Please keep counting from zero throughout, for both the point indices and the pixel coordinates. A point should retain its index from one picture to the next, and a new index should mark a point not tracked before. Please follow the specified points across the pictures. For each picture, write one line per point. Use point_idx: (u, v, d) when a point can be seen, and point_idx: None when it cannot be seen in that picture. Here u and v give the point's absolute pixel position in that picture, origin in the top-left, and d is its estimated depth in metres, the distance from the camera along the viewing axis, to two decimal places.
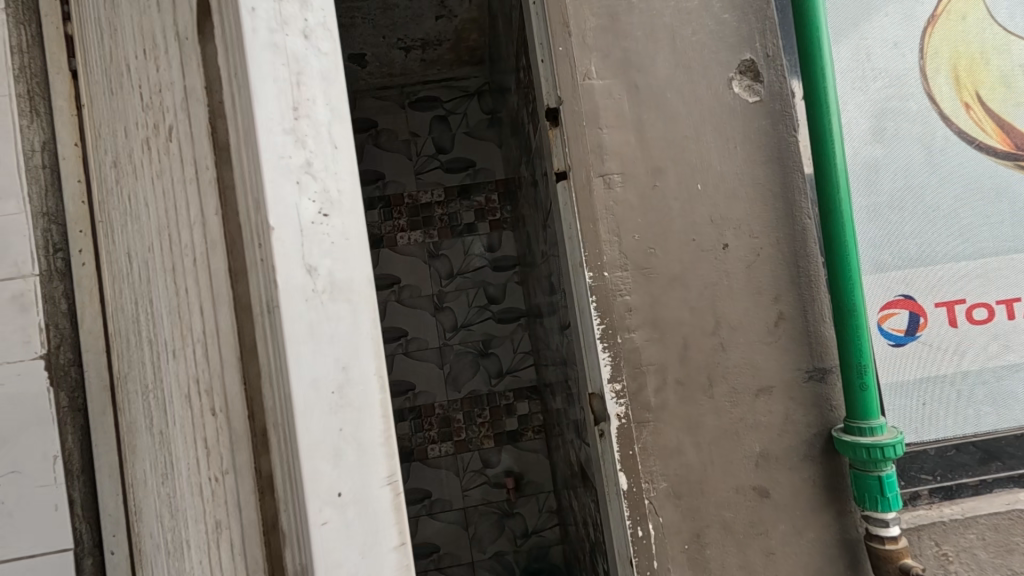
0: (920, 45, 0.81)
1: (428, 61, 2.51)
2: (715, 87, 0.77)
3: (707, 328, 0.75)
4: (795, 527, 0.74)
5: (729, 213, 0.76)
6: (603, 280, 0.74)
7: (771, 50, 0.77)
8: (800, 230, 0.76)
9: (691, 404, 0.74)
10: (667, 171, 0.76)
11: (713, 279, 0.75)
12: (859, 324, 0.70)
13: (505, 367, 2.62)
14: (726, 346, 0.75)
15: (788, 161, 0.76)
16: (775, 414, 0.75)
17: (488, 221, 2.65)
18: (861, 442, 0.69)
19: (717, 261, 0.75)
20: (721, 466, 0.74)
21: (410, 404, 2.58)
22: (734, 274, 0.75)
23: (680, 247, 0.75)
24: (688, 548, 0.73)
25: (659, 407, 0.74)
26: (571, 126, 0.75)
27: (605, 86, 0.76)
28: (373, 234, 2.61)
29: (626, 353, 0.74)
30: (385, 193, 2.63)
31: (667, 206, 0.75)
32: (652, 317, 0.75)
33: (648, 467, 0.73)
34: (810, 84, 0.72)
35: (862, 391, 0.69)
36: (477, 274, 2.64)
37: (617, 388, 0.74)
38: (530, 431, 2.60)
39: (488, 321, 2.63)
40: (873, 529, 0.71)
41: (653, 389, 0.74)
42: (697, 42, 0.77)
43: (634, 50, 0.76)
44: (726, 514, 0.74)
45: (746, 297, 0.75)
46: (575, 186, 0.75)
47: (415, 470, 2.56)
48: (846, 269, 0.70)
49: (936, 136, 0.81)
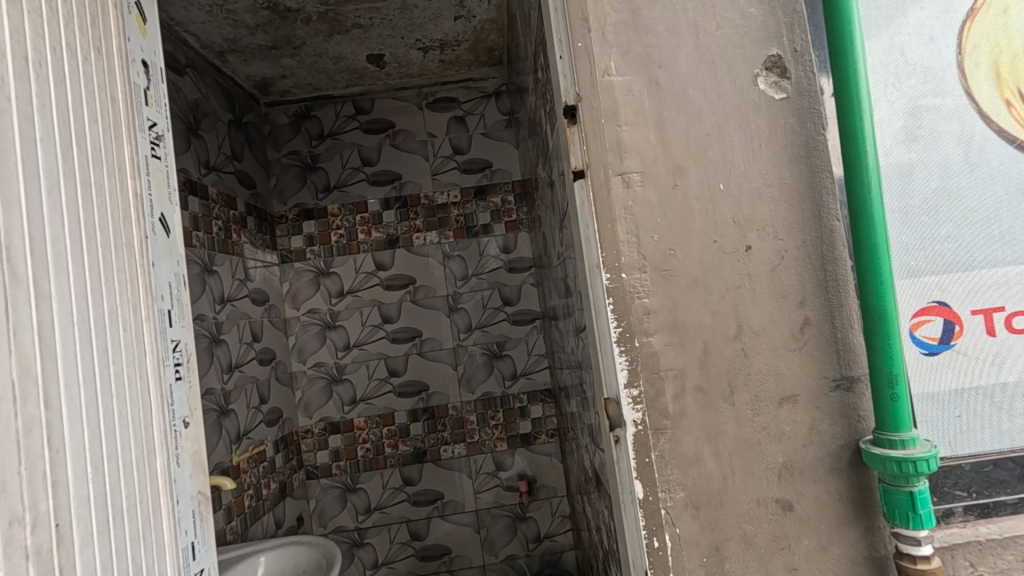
0: (958, 40, 0.78)
1: (446, 62, 2.51)
2: (740, 84, 0.74)
3: (728, 332, 0.72)
4: (819, 542, 0.71)
5: (753, 213, 0.73)
6: (621, 282, 0.72)
7: (799, 45, 0.74)
8: (827, 233, 0.73)
9: (711, 412, 0.72)
10: (689, 171, 0.73)
11: (735, 282, 0.73)
12: (891, 331, 0.66)
13: (519, 369, 2.60)
14: (748, 352, 0.72)
15: (815, 161, 0.73)
16: (800, 423, 0.72)
17: (504, 223, 2.64)
18: (891, 456, 0.65)
19: (739, 264, 0.73)
20: (743, 477, 0.71)
21: (424, 405, 2.57)
22: (757, 277, 0.73)
23: (701, 249, 0.73)
24: (707, 561, 0.71)
25: (677, 414, 0.71)
26: (590, 124, 0.73)
27: (625, 82, 0.74)
28: (389, 234, 2.62)
29: (644, 357, 0.72)
30: (402, 194, 2.63)
31: (688, 206, 0.73)
32: (671, 321, 0.72)
33: (665, 475, 0.71)
34: (840, 79, 0.68)
35: (893, 402, 0.66)
36: (492, 276, 2.62)
37: (634, 394, 0.71)
38: (543, 434, 2.58)
39: (503, 322, 2.61)
40: (904, 547, 0.67)
41: (671, 395, 0.72)
42: (721, 37, 0.74)
43: (655, 46, 0.74)
44: (746, 527, 0.71)
45: (770, 301, 0.72)
46: (594, 185, 0.73)
47: (427, 471, 2.55)
48: (876, 273, 0.67)
49: (974, 135, 0.77)
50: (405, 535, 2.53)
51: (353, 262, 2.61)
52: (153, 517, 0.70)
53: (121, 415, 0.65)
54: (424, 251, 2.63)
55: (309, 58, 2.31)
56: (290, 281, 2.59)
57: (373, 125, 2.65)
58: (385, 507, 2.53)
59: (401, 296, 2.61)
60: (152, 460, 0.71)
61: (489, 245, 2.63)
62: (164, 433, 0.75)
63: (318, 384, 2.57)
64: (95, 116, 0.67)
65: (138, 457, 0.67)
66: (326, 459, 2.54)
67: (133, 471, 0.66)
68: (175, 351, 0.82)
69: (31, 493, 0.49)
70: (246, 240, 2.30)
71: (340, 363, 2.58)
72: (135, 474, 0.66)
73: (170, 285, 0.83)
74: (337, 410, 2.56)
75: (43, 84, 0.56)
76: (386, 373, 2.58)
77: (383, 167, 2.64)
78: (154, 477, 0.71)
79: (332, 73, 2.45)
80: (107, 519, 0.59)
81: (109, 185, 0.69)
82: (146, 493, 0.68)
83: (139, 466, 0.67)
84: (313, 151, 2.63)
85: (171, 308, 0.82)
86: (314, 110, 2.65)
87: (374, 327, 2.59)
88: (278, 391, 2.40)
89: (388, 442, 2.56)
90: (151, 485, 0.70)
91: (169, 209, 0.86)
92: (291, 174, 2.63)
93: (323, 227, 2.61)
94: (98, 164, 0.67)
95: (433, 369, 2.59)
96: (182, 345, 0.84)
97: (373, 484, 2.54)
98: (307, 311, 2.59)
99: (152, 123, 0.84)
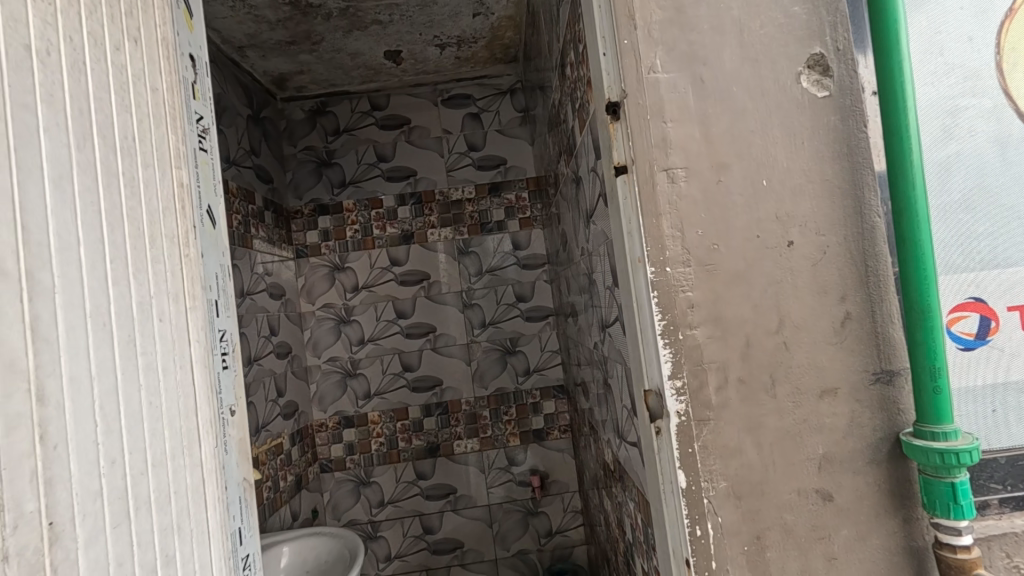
0: (998, 40, 0.79)
1: (462, 59, 2.52)
2: (783, 82, 0.75)
3: (770, 326, 0.73)
4: (858, 532, 0.72)
5: (795, 209, 0.74)
6: (665, 276, 0.74)
7: (842, 44, 0.75)
8: (868, 229, 0.74)
9: (753, 404, 0.73)
10: (732, 167, 0.75)
11: (778, 276, 0.74)
12: (933, 326, 0.68)
13: (532, 365, 2.62)
14: (791, 346, 0.73)
15: (857, 158, 0.75)
16: (841, 416, 0.73)
17: (518, 219, 2.65)
18: (934, 447, 0.66)
19: (782, 259, 0.74)
20: (784, 468, 0.73)
21: (437, 400, 2.59)
22: (799, 272, 0.74)
23: (744, 244, 0.74)
24: (748, 550, 0.72)
25: (720, 406, 0.73)
26: (635, 120, 0.75)
27: (670, 79, 0.75)
28: (404, 230, 2.64)
29: (688, 349, 0.73)
30: (417, 190, 2.65)
31: (731, 202, 0.74)
32: (715, 314, 0.73)
33: (708, 466, 0.72)
34: (885, 77, 0.70)
35: (935, 395, 0.67)
36: (506, 272, 2.64)
37: (677, 385, 0.73)
38: (556, 430, 2.60)
39: (516, 318, 2.63)
40: (943, 537, 0.68)
41: (714, 387, 0.73)
42: (765, 35, 0.75)
43: (700, 44, 0.75)
44: (787, 517, 0.72)
45: (812, 296, 0.74)
46: (639, 180, 0.74)
47: (440, 466, 2.57)
48: (919, 268, 0.68)
49: (1012, 134, 0.78)
50: (418, 529, 2.55)
51: (368, 257, 2.62)
52: (201, 503, 0.72)
53: (159, 403, 0.66)
54: (439, 247, 2.64)
55: (326, 54, 2.33)
56: (306, 276, 2.61)
57: (388, 121, 2.67)
58: (398, 501, 2.55)
59: (416, 291, 2.62)
60: (196, 448, 0.72)
61: (503, 242, 2.65)
62: (210, 422, 0.76)
63: (332, 378, 2.59)
64: (138, 107, 0.68)
65: (178, 446, 0.68)
66: (340, 452, 2.56)
67: (172, 458, 0.67)
68: (222, 340, 0.83)
69: (46, 483, 0.50)
70: (264, 234, 2.32)
71: (354, 357, 2.59)
72: (174, 462, 0.67)
73: (217, 275, 0.85)
74: (351, 404, 2.58)
75: (73, 74, 0.57)
76: (401, 368, 2.60)
77: (398, 163, 2.65)
78: (200, 463, 0.72)
79: (349, 69, 2.46)
80: (140, 508, 0.60)
81: (153, 177, 0.69)
82: (189, 481, 0.70)
83: (180, 454, 0.68)
84: (329, 146, 2.65)
85: (218, 298, 0.84)
86: (331, 106, 2.67)
87: (389, 322, 2.61)
88: (294, 385, 2.42)
89: (402, 437, 2.58)
90: (195, 472, 0.71)
91: (215, 201, 0.87)
92: (307, 169, 2.64)
93: (338, 223, 2.63)
94: (140, 156, 0.67)
95: (447, 364, 2.61)
96: (227, 335, 0.86)
97: (387, 478, 2.56)
98: (322, 306, 2.60)
99: (200, 116, 0.85)
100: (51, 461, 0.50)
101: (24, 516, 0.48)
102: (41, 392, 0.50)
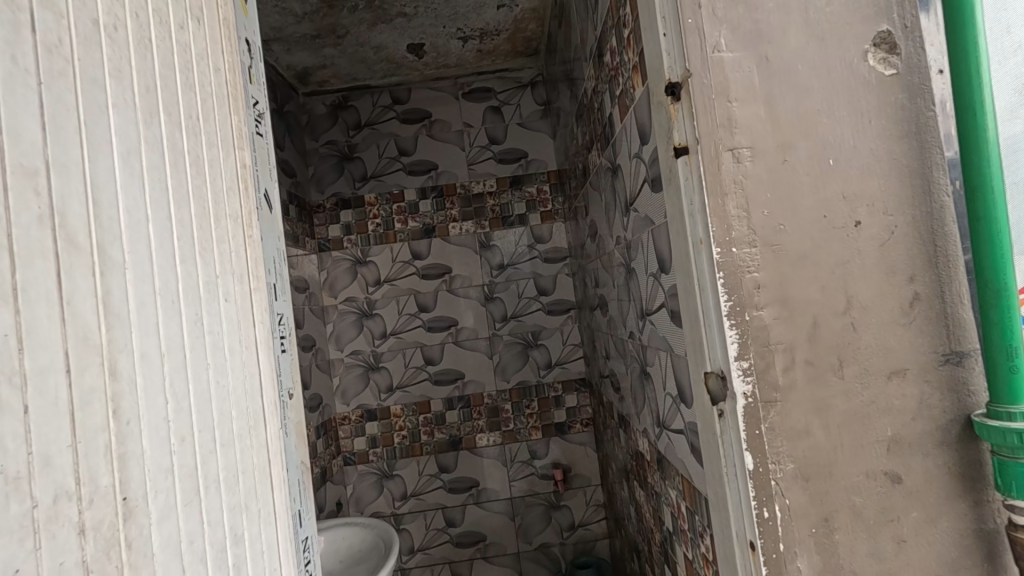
0: None
1: (484, 52, 2.51)
2: (849, 60, 0.74)
3: (837, 307, 0.73)
4: (928, 515, 0.72)
5: (862, 189, 0.73)
6: (731, 257, 0.73)
7: (909, 22, 0.74)
8: (937, 208, 0.73)
9: (820, 385, 0.72)
10: (798, 147, 0.74)
11: (845, 256, 0.73)
12: (1008, 305, 0.67)
13: (554, 359, 2.62)
14: (858, 327, 0.73)
15: (924, 137, 0.74)
16: (909, 397, 0.72)
17: (540, 212, 2.65)
18: (1011, 428, 0.65)
19: (849, 239, 0.73)
20: (852, 449, 0.72)
21: (460, 393, 2.60)
22: (867, 252, 0.73)
23: (811, 224, 0.73)
24: (816, 533, 0.71)
25: (787, 387, 0.72)
26: (700, 100, 0.74)
27: (735, 59, 0.74)
28: (426, 224, 2.64)
29: (754, 330, 0.72)
30: (438, 183, 2.65)
31: (798, 181, 0.74)
32: (782, 295, 0.73)
33: (776, 448, 0.72)
34: (959, 53, 0.69)
35: (1010, 375, 0.67)
36: (528, 265, 2.64)
37: (744, 366, 0.72)
38: (578, 423, 2.59)
39: (538, 311, 2.63)
40: (1018, 519, 0.67)
41: (781, 368, 0.72)
42: (831, 12, 0.75)
43: (764, 23, 0.75)
44: (855, 499, 0.72)
45: (880, 276, 0.73)
46: (705, 161, 0.74)
47: (463, 459, 2.58)
48: (996, 246, 0.67)
49: None
50: (440, 522, 2.56)
51: (390, 251, 2.63)
52: (269, 486, 0.66)
53: (229, 383, 0.59)
54: (461, 241, 2.64)
55: (351, 48, 2.33)
56: (328, 270, 2.62)
57: (409, 115, 2.67)
58: (421, 494, 2.56)
59: (438, 284, 2.62)
60: (264, 428, 0.66)
61: (525, 235, 2.64)
62: (275, 405, 0.70)
63: (355, 372, 2.60)
64: (201, 88, 0.62)
65: (249, 429, 0.62)
66: (363, 445, 2.57)
67: (242, 442, 0.60)
68: (280, 323, 0.83)
69: (121, 460, 0.42)
70: (288, 228, 2.33)
71: (377, 351, 2.60)
72: (245, 445, 0.60)
73: (271, 257, 0.83)
74: (374, 397, 2.59)
75: (139, 49, 0.51)
76: (423, 361, 2.60)
77: (420, 157, 2.66)
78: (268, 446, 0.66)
79: (372, 62, 2.46)
80: (212, 488, 0.52)
81: (216, 158, 0.63)
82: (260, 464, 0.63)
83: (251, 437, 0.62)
84: (351, 140, 2.65)
85: (274, 281, 0.82)
86: (352, 100, 2.67)
87: (411, 316, 2.61)
88: (318, 378, 2.43)
89: (425, 430, 2.58)
90: (264, 456, 0.65)
91: (270, 183, 0.86)
92: (329, 163, 2.64)
93: (360, 216, 2.64)
94: (204, 135, 0.61)
95: (468, 357, 2.61)
96: (284, 318, 0.86)
97: (409, 471, 2.57)
98: (345, 299, 2.61)
99: (256, 100, 0.85)
100: (127, 437, 0.43)
101: (100, 492, 0.40)
102: (114, 365, 0.43)
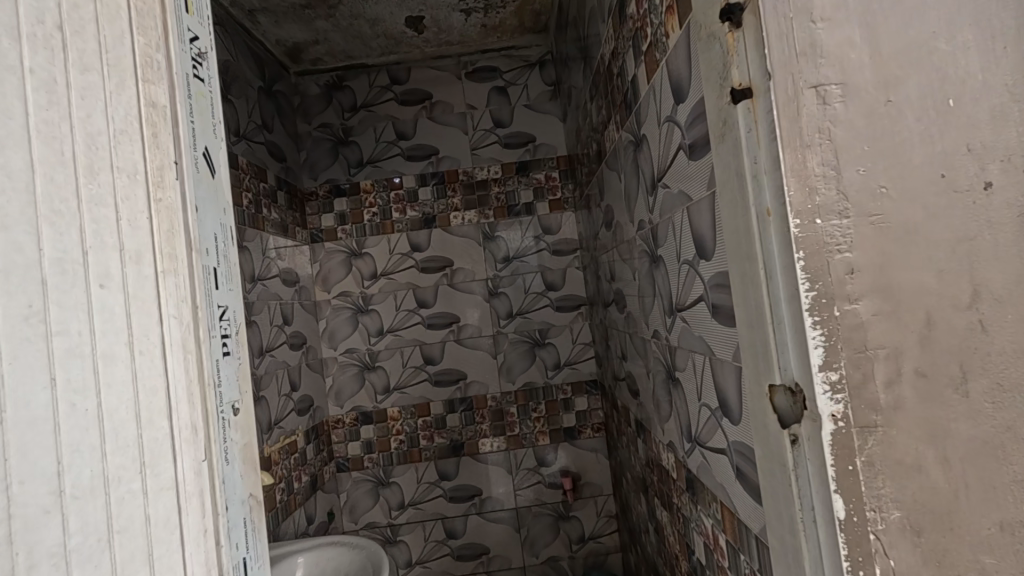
0: None
1: (489, 27, 2.32)
2: None
3: (960, 300, 0.54)
4: None
5: (994, 140, 0.54)
6: (814, 231, 0.54)
7: None
8: None
9: (936, 405, 0.53)
10: (906, 83, 0.55)
11: (971, 231, 0.54)
12: None
13: (563, 359, 2.43)
14: (989, 326, 0.54)
15: None
16: None
17: (548, 201, 2.46)
18: None
19: (976, 207, 0.54)
20: (979, 492, 0.53)
21: (462, 395, 2.42)
22: (1001, 225, 0.54)
23: (924, 186, 0.54)
24: None
25: (890, 407, 0.53)
26: (774, 19, 0.55)
27: None
28: (426, 214, 2.46)
29: (847, 330, 0.53)
30: (439, 170, 2.47)
31: (907, 129, 0.54)
32: (885, 283, 0.54)
33: (876, 490, 0.53)
34: None
35: None
36: (535, 258, 2.45)
37: (832, 379, 0.53)
38: (589, 428, 2.41)
39: (546, 307, 2.44)
40: None
41: (882, 382, 0.53)
42: None
43: None
44: (983, 560, 0.53)
45: (1018, 258, 0.54)
46: (780, 102, 0.55)
47: (464, 466, 2.40)
48: None
49: None
50: (440, 533, 2.39)
51: (387, 242, 2.45)
52: (170, 524, 0.51)
53: (90, 393, 0.45)
54: (463, 231, 2.46)
55: (344, 21, 2.15)
56: (321, 262, 2.45)
57: (409, 97, 2.48)
58: (419, 503, 2.39)
59: (438, 278, 2.44)
60: (167, 450, 0.51)
61: (532, 225, 2.46)
62: (199, 420, 0.55)
63: (349, 372, 2.42)
64: None
65: (133, 453, 0.48)
66: (358, 450, 2.40)
67: (113, 470, 0.47)
68: (223, 319, 0.65)
69: None
70: (276, 216, 2.15)
71: (372, 350, 2.42)
72: (120, 474, 0.47)
73: (215, 237, 0.66)
74: (369, 399, 2.42)
75: None
76: (422, 361, 2.42)
77: (419, 142, 2.47)
78: (173, 473, 0.52)
79: (368, 38, 2.28)
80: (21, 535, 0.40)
81: (98, 89, 0.48)
82: (149, 499, 0.49)
83: (134, 462, 0.48)
84: (346, 124, 2.47)
85: (217, 265, 0.66)
86: (347, 80, 2.48)
87: (409, 312, 2.44)
88: (309, 379, 2.25)
89: (424, 434, 2.41)
90: (163, 488, 0.51)
91: (214, 144, 0.69)
92: (322, 148, 2.47)
93: (355, 205, 2.46)
94: (73, 58, 0.47)
95: (471, 356, 2.43)
96: (232, 313, 0.68)
97: (407, 478, 2.39)
98: (339, 294, 2.44)
99: (195, 35, 0.67)
100: None
101: None
102: None
